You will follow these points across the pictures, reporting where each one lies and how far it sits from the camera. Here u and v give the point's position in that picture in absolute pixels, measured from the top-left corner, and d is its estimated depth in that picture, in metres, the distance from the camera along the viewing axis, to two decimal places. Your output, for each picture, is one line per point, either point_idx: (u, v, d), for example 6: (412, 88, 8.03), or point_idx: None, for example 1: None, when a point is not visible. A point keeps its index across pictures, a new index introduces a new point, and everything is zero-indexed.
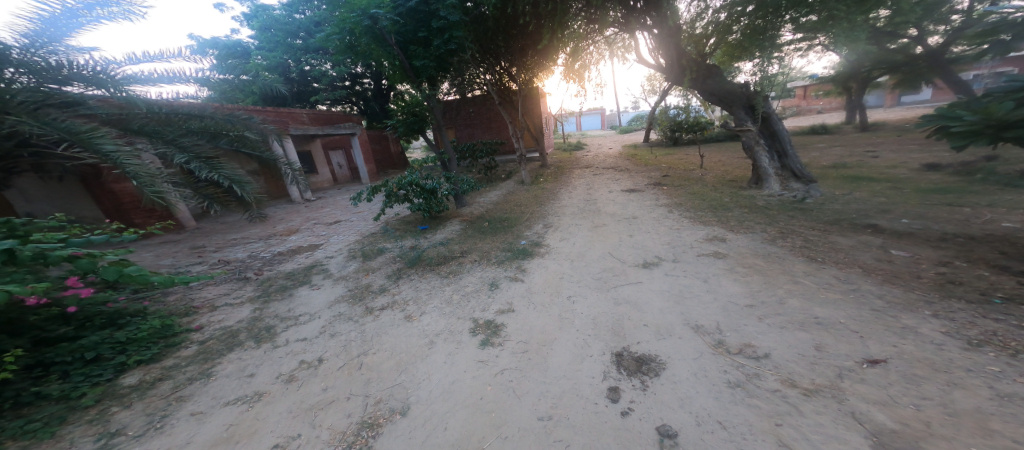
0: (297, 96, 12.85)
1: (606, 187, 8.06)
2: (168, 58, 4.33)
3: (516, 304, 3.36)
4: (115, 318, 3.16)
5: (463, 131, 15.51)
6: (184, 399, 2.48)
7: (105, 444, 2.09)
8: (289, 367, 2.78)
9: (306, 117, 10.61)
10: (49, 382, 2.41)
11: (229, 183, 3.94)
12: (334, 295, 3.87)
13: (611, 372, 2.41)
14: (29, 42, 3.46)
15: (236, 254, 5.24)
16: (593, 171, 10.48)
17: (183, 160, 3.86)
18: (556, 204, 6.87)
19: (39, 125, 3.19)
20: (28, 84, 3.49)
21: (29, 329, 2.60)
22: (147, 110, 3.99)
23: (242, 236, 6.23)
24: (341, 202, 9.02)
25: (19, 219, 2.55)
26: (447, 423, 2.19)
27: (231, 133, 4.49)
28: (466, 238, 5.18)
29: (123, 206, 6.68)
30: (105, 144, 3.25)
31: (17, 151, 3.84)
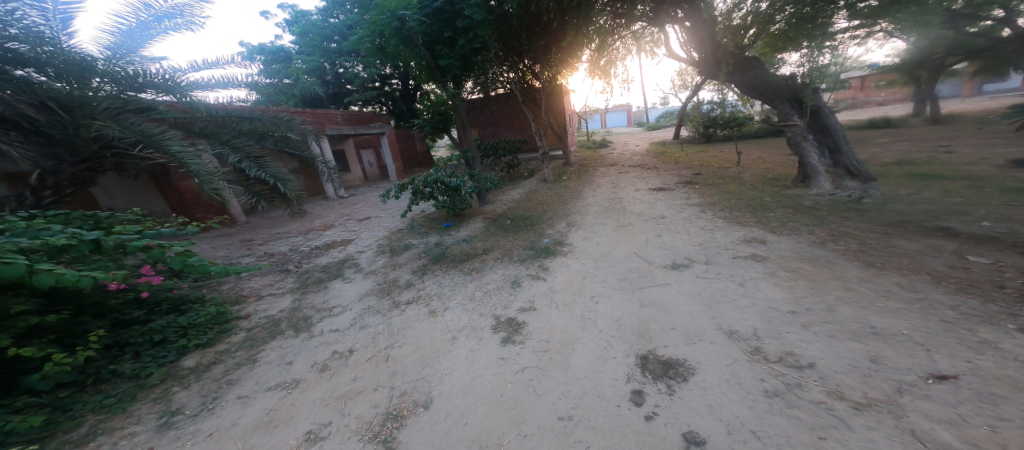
0: (332, 98, 13.63)
1: (632, 185, 7.83)
2: (223, 65, 4.75)
3: (538, 303, 3.33)
4: (179, 303, 3.54)
5: (485, 129, 15.72)
6: (232, 383, 2.70)
7: (167, 421, 2.32)
8: (323, 357, 2.94)
9: (340, 117, 11.22)
10: (122, 362, 2.75)
11: (275, 180, 4.34)
12: (364, 288, 4.05)
13: (635, 375, 2.31)
14: (111, 54, 3.94)
15: (279, 247, 5.65)
16: (620, 169, 10.20)
17: (236, 159, 4.31)
18: (580, 203, 6.77)
19: (120, 128, 3.80)
20: (112, 92, 4.01)
21: (109, 311, 2.99)
22: (207, 114, 4.51)
23: (282, 231, 6.70)
24: (371, 199, 9.44)
25: (103, 213, 2.94)
26: (467, 418, 2.23)
27: (275, 134, 4.96)
28: (488, 236, 5.22)
29: (186, 202, 7.44)
30: (173, 144, 3.66)
31: (104, 153, 4.41)
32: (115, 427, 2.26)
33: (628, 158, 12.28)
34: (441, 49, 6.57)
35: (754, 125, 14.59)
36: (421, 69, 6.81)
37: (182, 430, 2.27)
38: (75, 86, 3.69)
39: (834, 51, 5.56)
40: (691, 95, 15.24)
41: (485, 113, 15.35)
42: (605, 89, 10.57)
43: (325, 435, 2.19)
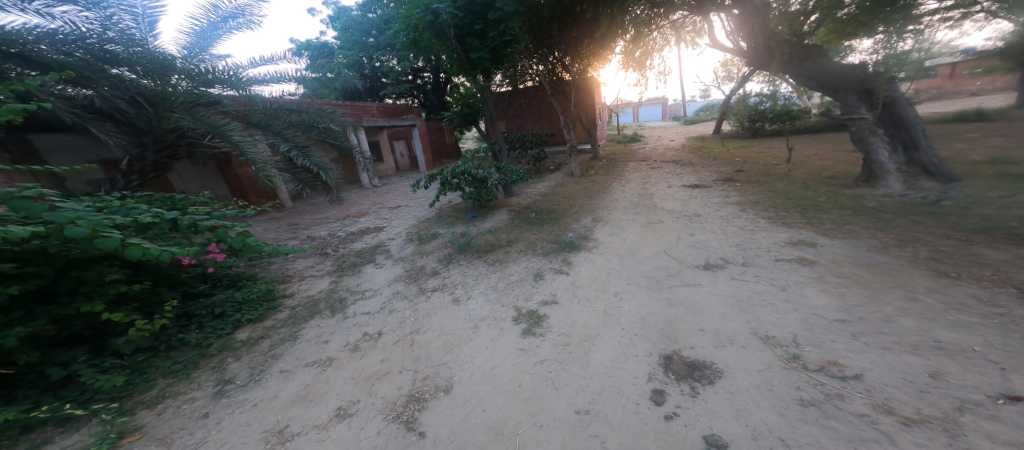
0: (369, 91, 14.38)
1: (664, 181, 7.51)
2: (278, 61, 5.20)
3: (560, 297, 3.31)
4: (236, 280, 3.93)
5: (513, 122, 15.70)
6: (277, 357, 2.95)
7: (222, 390, 2.60)
8: (355, 338, 3.12)
9: (376, 110, 11.82)
10: (189, 331, 3.11)
11: (319, 169, 4.68)
12: (394, 274, 4.25)
13: (657, 374, 2.25)
14: (188, 53, 4.44)
15: (320, 231, 6.07)
16: (652, 164, 9.80)
17: (286, 148, 4.71)
18: (607, 198, 6.62)
19: (192, 120, 4.30)
20: (186, 87, 4.53)
21: (180, 284, 3.39)
22: (262, 107, 4.96)
23: (322, 216, 7.19)
24: (403, 189, 9.84)
25: (178, 195, 3.34)
26: (485, 406, 2.29)
27: (320, 125, 5.34)
28: (513, 228, 5.25)
29: (244, 188, 8.19)
30: (234, 135, 4.08)
31: (183, 141, 5.02)
32: (180, 390, 2.57)
33: (662, 153, 11.78)
34: (471, 41, 6.58)
35: (809, 118, 13.38)
36: (452, 63, 6.95)
37: (234, 397, 2.53)
38: (159, 83, 4.22)
39: (918, 37, 4.95)
40: (737, 86, 14.24)
41: (513, 106, 15.30)
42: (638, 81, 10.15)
43: (354, 412, 2.35)
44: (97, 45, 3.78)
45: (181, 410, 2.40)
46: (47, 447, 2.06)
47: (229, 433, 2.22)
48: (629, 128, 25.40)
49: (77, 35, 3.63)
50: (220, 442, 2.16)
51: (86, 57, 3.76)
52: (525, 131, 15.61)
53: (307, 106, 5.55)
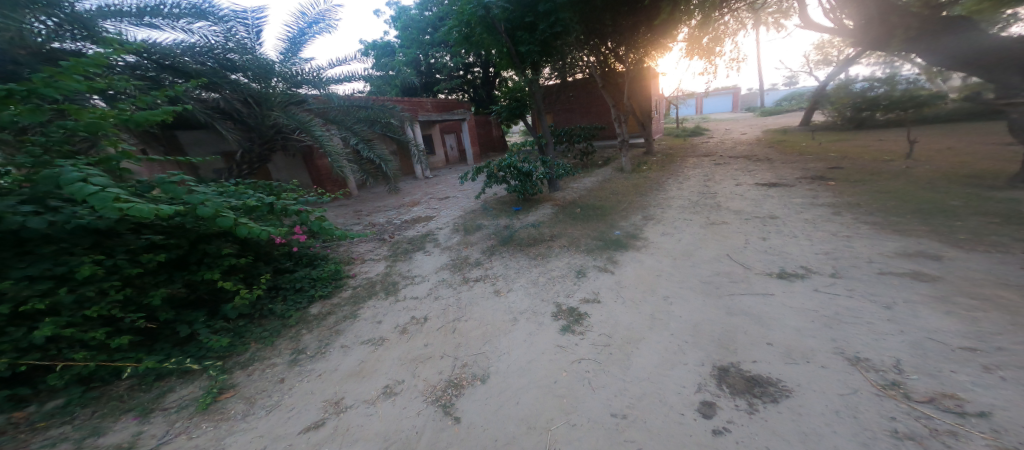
0: (425, 87, 15.47)
1: (732, 178, 6.78)
2: (349, 61, 5.89)
3: (603, 295, 3.18)
4: (313, 259, 4.45)
5: (559, 116, 15.47)
6: (339, 333, 3.23)
7: (295, 358, 2.91)
8: (404, 321, 3.31)
9: (429, 104, 12.55)
10: (277, 303, 3.60)
11: (380, 161, 5.32)
12: (440, 262, 4.46)
13: (709, 386, 2.04)
14: (284, 58, 5.31)
15: (380, 218, 6.62)
16: (719, 160, 8.94)
17: (355, 141, 5.35)
18: (662, 195, 6.21)
19: (285, 115, 5.12)
20: (282, 88, 5.31)
21: (274, 261, 3.96)
22: (339, 105, 5.72)
23: (381, 205, 7.83)
24: (452, 180, 10.33)
25: (275, 185, 3.90)
26: (519, 398, 2.29)
27: (383, 120, 5.87)
28: (557, 223, 5.18)
29: (321, 177, 9.21)
30: (317, 131, 4.81)
31: (281, 137, 5.92)
32: (265, 355, 2.96)
33: (733, 147, 10.67)
34: (522, 35, 6.65)
35: (943, 105, 11.04)
36: (502, 57, 7.00)
37: (304, 365, 2.84)
38: (263, 86, 5.06)
39: None
40: (837, 71, 12.51)
41: (560, 101, 15.08)
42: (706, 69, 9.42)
43: (398, 392, 2.49)
44: (222, 55, 4.64)
45: (265, 374, 2.75)
46: (170, 394, 2.52)
47: (297, 400, 2.49)
48: (695, 122, 23.57)
49: (207, 47, 4.49)
50: (290, 406, 2.44)
51: (215, 65, 4.67)
52: (573, 125, 15.29)
53: (372, 103, 6.23)
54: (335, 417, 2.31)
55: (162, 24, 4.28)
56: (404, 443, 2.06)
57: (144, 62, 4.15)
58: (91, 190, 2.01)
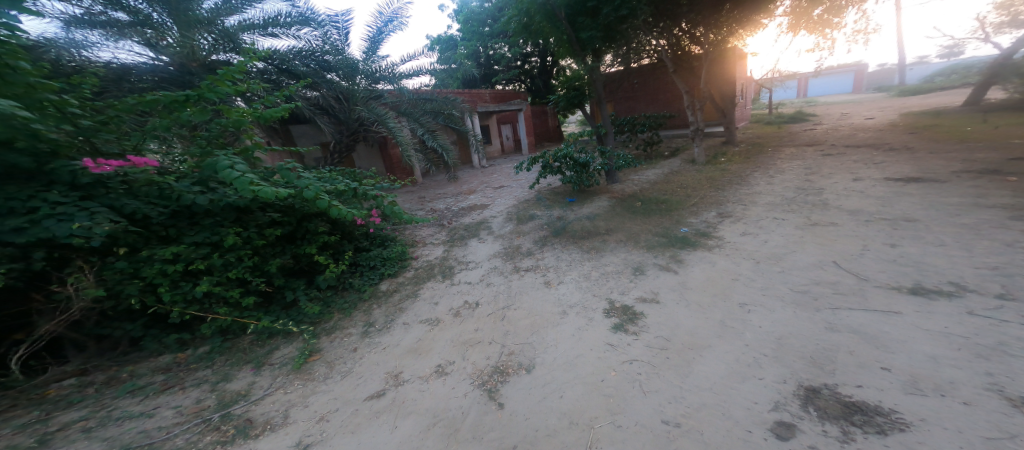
0: (484, 78, 15.91)
1: (845, 172, 5.65)
2: (418, 56, 6.40)
3: (663, 296, 2.93)
4: (385, 239, 4.73)
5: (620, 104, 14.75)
6: (402, 310, 3.48)
7: (367, 330, 3.21)
8: (457, 305, 3.46)
9: (489, 96, 13.01)
10: (355, 277, 3.96)
11: (442, 150, 5.75)
12: (493, 250, 4.55)
13: (787, 405, 1.74)
14: (366, 56, 5.90)
15: (439, 205, 7.02)
16: (827, 150, 7.56)
17: (421, 131, 5.94)
18: (745, 191, 5.51)
19: (367, 109, 5.80)
20: (365, 85, 5.92)
21: (356, 240, 4.31)
22: (407, 97, 6.28)
23: (442, 192, 8.30)
24: (507, 170, 10.51)
25: (359, 171, 4.30)
26: (563, 392, 2.21)
27: (445, 112, 6.43)
28: (614, 216, 4.96)
29: (393, 165, 10.18)
30: (390, 123, 5.53)
31: (364, 130, 6.64)
32: (344, 324, 3.31)
33: (852, 135, 8.90)
34: (583, 20, 6.39)
35: None
36: (561, 45, 6.82)
37: (373, 337, 3.12)
38: (350, 83, 5.70)
39: None
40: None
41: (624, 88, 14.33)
42: (817, 44, 8.11)
43: (449, 372, 2.60)
44: (321, 57, 5.36)
45: (343, 341, 3.08)
46: (277, 351, 3.00)
47: (365, 368, 2.75)
48: (796, 106, 20.25)
49: (309, 51, 5.25)
50: (359, 374, 2.70)
51: (316, 66, 5.41)
52: (636, 113, 14.46)
53: (437, 96, 6.66)
54: (394, 389, 2.51)
55: (281, 32, 5.15)
56: (450, 422, 2.14)
57: (268, 68, 5.15)
58: (230, 174, 2.48)
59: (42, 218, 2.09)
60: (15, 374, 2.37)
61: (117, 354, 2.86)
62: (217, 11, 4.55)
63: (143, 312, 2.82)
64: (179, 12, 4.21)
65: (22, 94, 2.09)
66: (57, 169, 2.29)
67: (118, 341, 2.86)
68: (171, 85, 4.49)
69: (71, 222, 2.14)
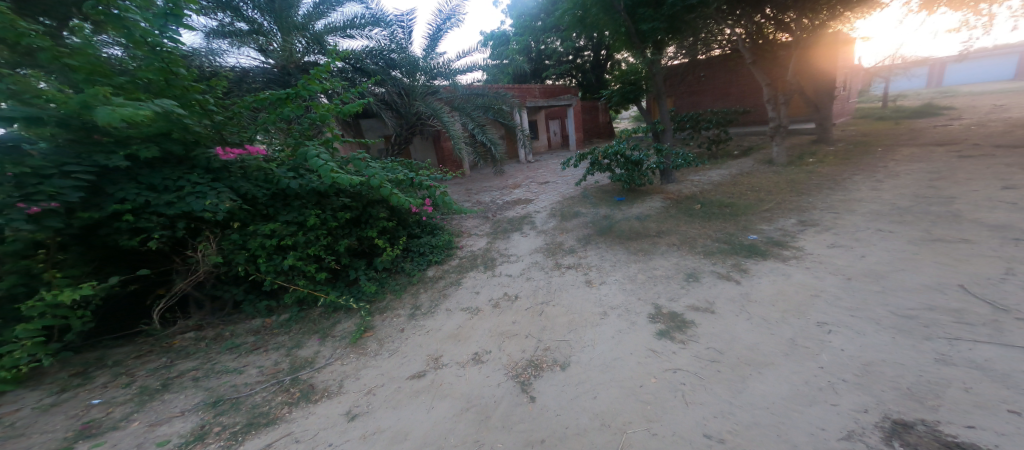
0: (535, 73, 16.04)
1: (982, 178, 4.62)
2: (473, 52, 6.71)
3: (719, 306, 2.68)
4: (434, 227, 4.88)
5: (682, 100, 14.02)
6: (445, 297, 3.63)
7: (414, 314, 3.39)
8: (497, 295, 3.52)
9: (538, 90, 13.33)
10: (408, 262, 4.18)
11: (491, 144, 6.07)
12: (535, 245, 4.55)
13: (864, 437, 1.47)
14: (426, 54, 6.21)
15: (484, 197, 7.20)
16: (966, 152, 6.17)
17: (472, 126, 6.19)
18: (835, 197, 4.83)
19: (424, 105, 6.17)
20: (424, 81, 6.31)
21: (410, 227, 4.53)
22: (460, 92, 6.57)
23: (489, 185, 8.54)
24: (553, 166, 10.43)
25: (416, 162, 4.53)
26: (597, 393, 2.12)
27: (495, 107, 6.61)
28: (667, 218, 4.74)
29: (444, 158, 10.72)
30: (444, 118, 5.90)
31: (422, 124, 7.12)
32: (395, 305, 3.55)
33: (1006, 134, 7.13)
34: (644, 11, 6.07)
35: None
36: (618, 38, 6.56)
37: (419, 320, 3.30)
38: (412, 80, 6.15)
39: None
40: None
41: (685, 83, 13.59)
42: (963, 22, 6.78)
43: (485, 361, 2.64)
44: (387, 55, 5.92)
45: (393, 321, 3.31)
46: (338, 324, 3.31)
47: (410, 349, 2.92)
48: (923, 99, 16.85)
49: (379, 50, 5.86)
50: (404, 353, 2.88)
51: (382, 64, 5.99)
52: (700, 108, 13.57)
53: (489, 91, 6.87)
54: (433, 371, 2.62)
55: (356, 34, 5.70)
56: (482, 409, 2.18)
57: (346, 67, 5.98)
58: (316, 161, 2.84)
59: (185, 195, 2.69)
60: (154, 324, 3.09)
61: (223, 313, 3.49)
62: (309, 17, 5.25)
63: (242, 279, 3.37)
64: (280, 20, 4.97)
65: (179, 95, 2.69)
66: (198, 155, 2.86)
67: (226, 303, 3.50)
68: (275, 86, 5.48)
69: (205, 199, 2.69)
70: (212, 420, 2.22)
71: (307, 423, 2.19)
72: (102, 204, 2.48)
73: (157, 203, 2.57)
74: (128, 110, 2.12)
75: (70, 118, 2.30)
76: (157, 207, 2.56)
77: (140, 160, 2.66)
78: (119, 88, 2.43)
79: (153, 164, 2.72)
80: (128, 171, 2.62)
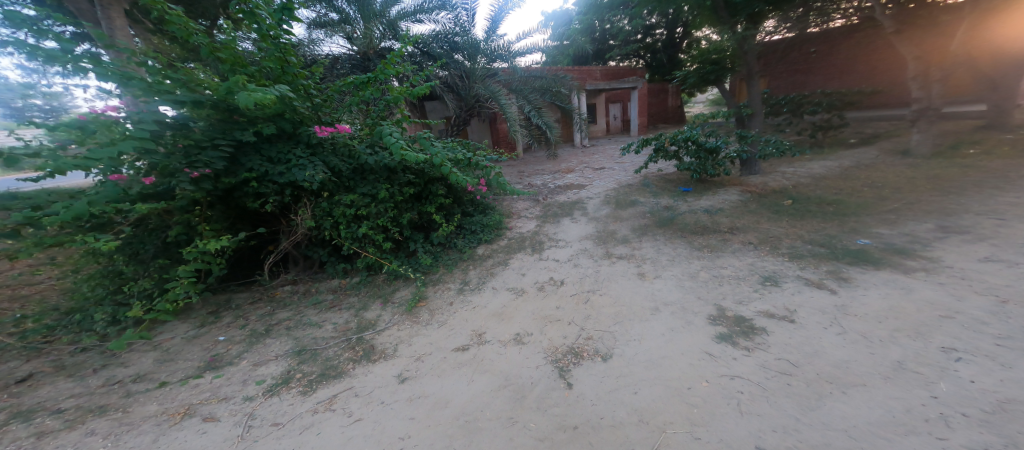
0: (597, 54, 15.48)
1: None
2: (534, 33, 6.96)
3: (799, 316, 2.31)
4: (486, 207, 5.01)
5: (781, 80, 12.51)
6: (492, 276, 3.72)
7: (463, 289, 3.55)
8: (542, 279, 3.50)
9: (600, 73, 12.91)
10: (461, 239, 4.37)
11: (546, 127, 6.02)
12: (586, 232, 4.41)
13: None
14: (487, 36, 6.60)
15: (536, 181, 7.18)
16: None
17: (528, 109, 6.27)
18: (992, 199, 3.83)
19: (484, 89, 6.51)
20: (483, 64, 6.67)
21: (465, 206, 4.73)
22: (518, 75, 6.80)
23: (540, 168, 8.52)
24: (611, 152, 9.99)
25: (475, 144, 4.70)
26: (638, 389, 1.99)
27: (553, 90, 6.66)
28: (743, 213, 4.29)
29: (501, 140, 11.02)
30: (502, 100, 6.12)
31: (480, 107, 7.45)
32: (446, 278, 3.76)
33: None
34: None
35: None
36: (701, 13, 5.92)
37: (467, 295, 3.45)
38: (473, 64, 6.56)
39: None
40: None
41: (789, 60, 12.07)
42: None
43: (526, 341, 2.66)
44: (452, 39, 6.43)
45: (444, 293, 3.52)
46: (398, 291, 3.62)
47: (457, 322, 3.07)
48: None
49: (445, 33, 6.39)
50: (451, 326, 3.03)
51: (447, 49, 6.52)
52: (804, 89, 11.98)
53: (547, 74, 6.97)
54: (477, 346, 2.71)
55: (425, 18, 6.26)
56: (519, 388, 2.20)
57: (416, 52, 6.50)
58: (390, 139, 3.17)
59: (291, 167, 3.21)
60: (263, 274, 3.75)
61: (309, 270, 4.05)
62: (385, 4, 5.80)
63: (326, 243, 3.88)
64: (363, 8, 5.60)
65: (291, 81, 3.21)
66: (302, 132, 3.38)
67: (313, 263, 4.06)
68: (356, 71, 6.23)
69: (305, 170, 3.18)
70: (295, 367, 2.58)
71: (366, 380, 2.41)
72: (236, 171, 3.11)
73: (272, 173, 3.12)
74: (260, 94, 2.60)
75: (219, 102, 2.90)
76: (272, 176, 3.13)
77: (263, 136, 3.25)
78: (251, 77, 2.98)
79: (271, 140, 3.30)
80: (254, 146, 3.20)
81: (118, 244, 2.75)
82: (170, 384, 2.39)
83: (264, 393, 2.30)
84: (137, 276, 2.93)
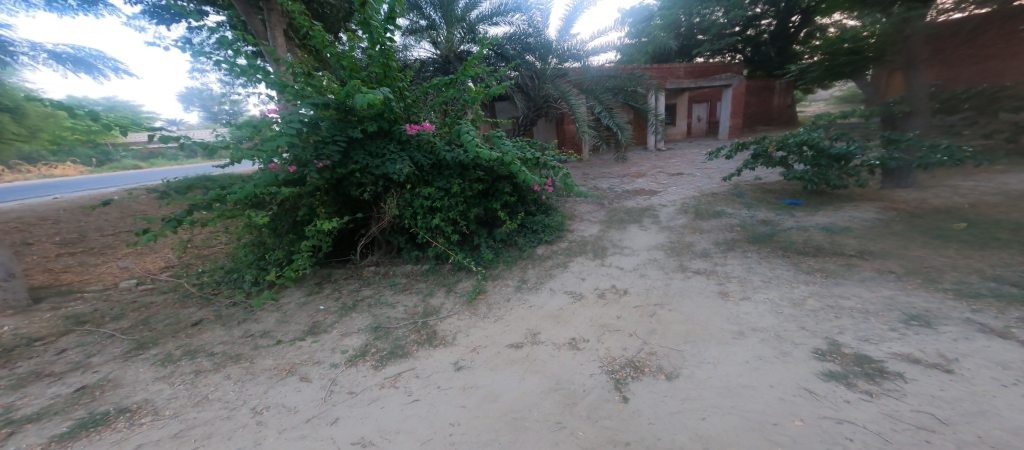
0: (681, 51, 14.37)
1: None
2: (608, 33, 6.92)
3: (955, 367, 1.75)
4: (548, 208, 4.94)
5: None
6: (550, 277, 3.65)
7: (522, 286, 3.56)
8: (604, 286, 3.31)
9: (683, 71, 12.08)
10: (521, 237, 4.41)
11: (617, 128, 5.88)
12: (656, 241, 4.06)
13: None
14: (560, 39, 6.83)
15: (602, 183, 6.92)
16: None
17: (598, 109, 6.17)
18: None
19: (553, 89, 6.63)
20: (554, 64, 6.86)
21: (528, 205, 4.73)
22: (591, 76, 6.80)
23: (607, 171, 8.16)
24: (689, 156, 9.19)
25: (542, 144, 4.70)
26: (708, 416, 1.71)
27: (627, 90, 6.49)
28: (877, 235, 3.49)
29: (566, 140, 11.01)
30: (571, 100, 6.11)
31: (548, 106, 7.63)
32: (505, 274, 3.81)
33: None
34: None
35: None
36: None
37: (524, 293, 3.44)
38: (546, 65, 6.78)
39: None
40: None
41: None
42: None
43: (582, 347, 2.52)
44: (525, 40, 6.75)
45: (503, 289, 3.57)
46: (460, 282, 3.78)
47: (515, 318, 3.07)
48: None
49: (519, 34, 6.76)
50: (507, 321, 3.04)
51: (518, 48, 6.80)
52: None
53: (621, 73, 6.85)
54: (531, 345, 2.67)
55: (501, 21, 6.76)
56: (570, 394, 2.08)
57: (490, 55, 6.88)
58: (466, 137, 3.40)
59: (385, 161, 3.65)
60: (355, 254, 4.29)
61: (389, 254, 4.50)
62: (466, 8, 6.38)
63: (404, 231, 4.27)
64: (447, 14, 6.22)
65: (392, 82, 3.70)
66: (395, 129, 3.82)
67: (392, 247, 4.50)
68: (436, 72, 6.85)
69: (396, 164, 3.60)
70: (372, 342, 2.87)
71: (427, 363, 2.55)
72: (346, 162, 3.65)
73: (370, 166, 3.60)
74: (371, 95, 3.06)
75: (339, 104, 3.47)
76: (370, 168, 3.60)
77: (367, 133, 3.75)
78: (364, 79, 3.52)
79: (372, 137, 3.79)
80: (359, 142, 3.72)
81: (269, 220, 3.50)
82: (283, 342, 2.86)
83: (347, 362, 2.59)
84: (275, 246, 3.62)
